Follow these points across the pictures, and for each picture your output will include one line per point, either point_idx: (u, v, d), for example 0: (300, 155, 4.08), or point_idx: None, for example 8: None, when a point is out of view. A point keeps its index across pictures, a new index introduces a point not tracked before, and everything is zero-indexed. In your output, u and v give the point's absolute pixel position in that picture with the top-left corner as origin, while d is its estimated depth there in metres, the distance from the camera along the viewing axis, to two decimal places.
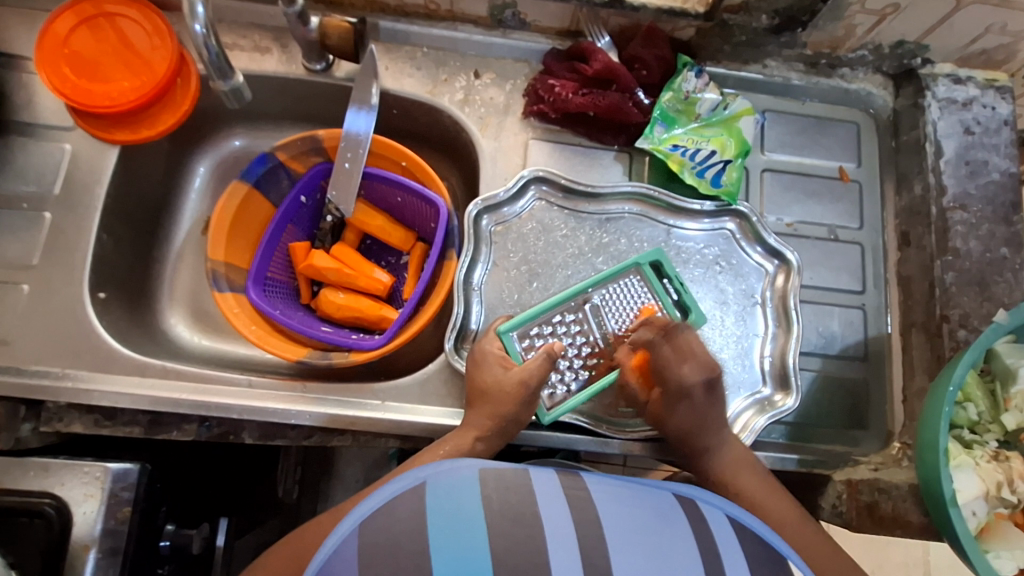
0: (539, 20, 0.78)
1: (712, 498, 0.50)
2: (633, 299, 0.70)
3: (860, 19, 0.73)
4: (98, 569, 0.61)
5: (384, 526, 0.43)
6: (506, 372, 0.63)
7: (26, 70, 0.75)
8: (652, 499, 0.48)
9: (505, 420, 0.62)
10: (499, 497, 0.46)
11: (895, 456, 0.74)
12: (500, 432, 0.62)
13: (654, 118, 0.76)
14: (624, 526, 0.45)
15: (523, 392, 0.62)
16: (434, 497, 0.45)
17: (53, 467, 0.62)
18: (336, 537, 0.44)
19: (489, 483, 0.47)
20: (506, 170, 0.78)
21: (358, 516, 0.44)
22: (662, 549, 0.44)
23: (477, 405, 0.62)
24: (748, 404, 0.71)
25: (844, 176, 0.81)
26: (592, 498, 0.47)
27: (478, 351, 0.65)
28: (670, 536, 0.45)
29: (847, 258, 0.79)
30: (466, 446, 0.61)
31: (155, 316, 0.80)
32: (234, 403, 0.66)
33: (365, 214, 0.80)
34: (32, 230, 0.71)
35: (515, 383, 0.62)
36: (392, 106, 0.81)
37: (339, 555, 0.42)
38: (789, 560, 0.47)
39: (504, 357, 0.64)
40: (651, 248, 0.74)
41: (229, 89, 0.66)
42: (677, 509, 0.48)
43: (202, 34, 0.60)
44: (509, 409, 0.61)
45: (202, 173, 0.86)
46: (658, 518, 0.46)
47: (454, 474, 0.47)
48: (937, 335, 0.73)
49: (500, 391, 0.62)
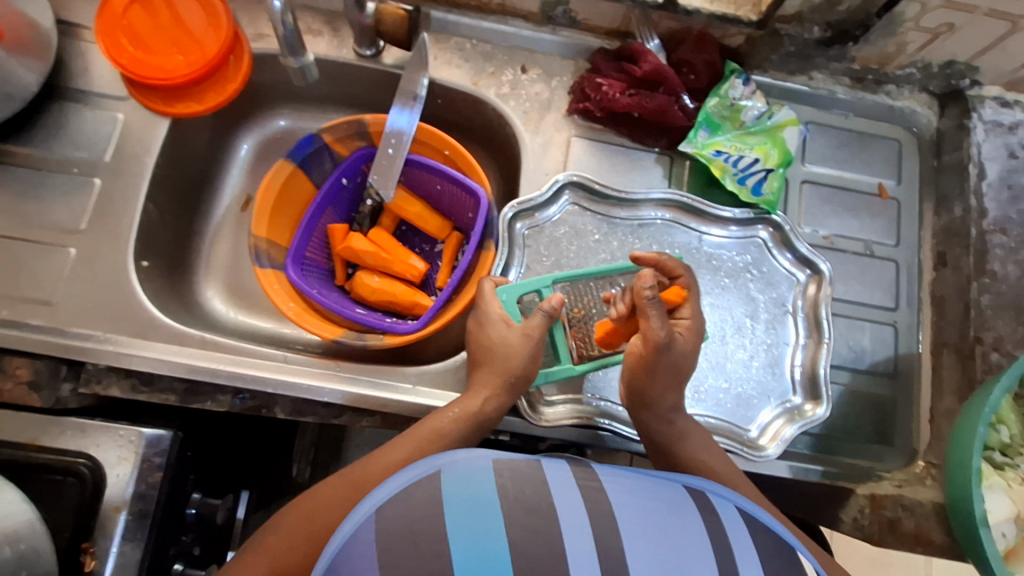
0: (589, 18, 0.78)
1: (723, 490, 0.51)
2: (586, 342, 0.69)
3: (912, 37, 0.74)
4: (129, 530, 0.62)
5: (401, 511, 0.43)
6: (510, 329, 0.64)
7: (84, 38, 0.76)
8: (664, 492, 0.48)
9: (515, 376, 0.62)
10: (513, 486, 0.46)
11: (919, 474, 0.75)
12: (511, 391, 0.62)
13: (699, 122, 0.77)
14: (634, 514, 0.45)
15: (528, 345, 0.63)
16: (448, 483, 0.46)
17: (90, 428, 0.64)
18: (353, 521, 0.44)
19: (504, 473, 0.47)
20: (548, 166, 0.78)
21: (374, 503, 0.44)
22: (675, 539, 0.44)
23: (483, 365, 0.63)
24: (777, 413, 0.72)
25: (883, 193, 0.81)
26: (605, 490, 0.47)
27: (482, 313, 0.66)
28: (685, 528, 0.45)
29: (881, 274, 0.79)
30: (476, 407, 0.61)
31: (191, 288, 0.81)
32: (271, 377, 0.67)
33: (404, 200, 0.81)
34: (81, 196, 0.72)
35: (519, 336, 0.63)
36: (437, 96, 0.82)
37: (358, 539, 0.43)
38: (801, 556, 0.48)
39: (506, 316, 0.65)
40: (591, 363, 0.67)
41: (298, 66, 0.70)
42: (688, 502, 0.48)
43: (279, 11, 0.62)
44: (518, 364, 0.62)
45: (246, 150, 0.87)
46: (674, 512, 0.47)
47: (469, 463, 0.47)
48: (970, 356, 0.74)
49: (505, 347, 0.63)
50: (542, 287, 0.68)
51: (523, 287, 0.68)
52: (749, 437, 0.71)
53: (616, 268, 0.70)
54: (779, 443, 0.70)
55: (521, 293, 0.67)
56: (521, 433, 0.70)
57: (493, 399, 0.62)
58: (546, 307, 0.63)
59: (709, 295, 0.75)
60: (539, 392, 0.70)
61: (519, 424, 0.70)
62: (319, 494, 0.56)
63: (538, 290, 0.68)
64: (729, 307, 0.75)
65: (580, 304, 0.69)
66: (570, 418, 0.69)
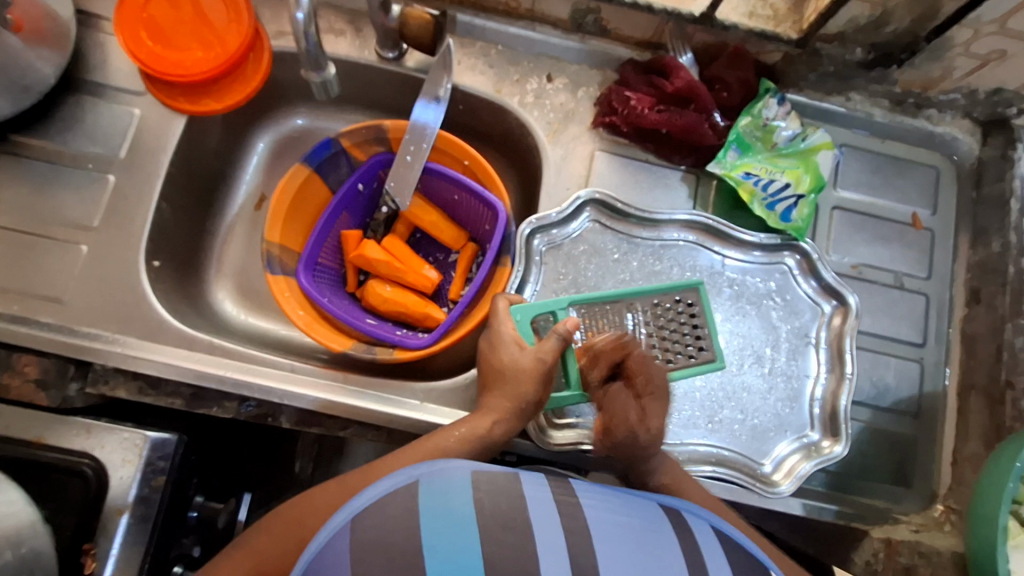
0: (620, 28, 0.75)
1: (698, 509, 0.49)
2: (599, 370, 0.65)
3: (960, 62, 0.71)
4: (130, 534, 0.61)
5: (376, 522, 0.42)
6: (522, 352, 0.61)
7: (104, 30, 0.75)
8: (639, 510, 0.47)
9: (524, 402, 0.60)
10: (490, 500, 0.44)
11: (937, 518, 0.72)
12: (521, 417, 0.60)
13: (729, 141, 0.74)
14: (611, 531, 0.44)
15: (540, 369, 0.59)
16: (426, 494, 0.44)
17: (95, 429, 0.63)
18: (327, 530, 0.42)
19: (481, 485, 0.45)
20: (569, 179, 0.76)
21: (351, 510, 0.43)
22: (647, 554, 0.43)
23: (496, 388, 0.61)
24: (794, 448, 0.70)
25: (917, 224, 0.78)
26: (581, 505, 0.46)
27: (494, 333, 0.64)
28: (659, 544, 0.44)
29: (910, 309, 0.76)
30: (483, 430, 0.59)
31: (202, 289, 0.80)
32: (278, 386, 0.66)
33: (421, 208, 0.79)
34: (95, 191, 0.71)
35: (532, 360, 0.60)
36: (459, 101, 0.79)
37: (332, 549, 0.41)
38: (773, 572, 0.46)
39: (519, 338, 0.62)
40: None
41: (320, 80, 0.67)
42: (663, 521, 0.47)
43: (302, 23, 0.61)
44: (529, 390, 0.59)
45: (261, 149, 0.85)
46: (648, 529, 0.45)
47: (446, 474, 0.46)
48: (1000, 401, 0.71)
49: (516, 371, 0.60)
50: (558, 308, 0.65)
51: (537, 307, 0.65)
52: (762, 472, 0.69)
53: (633, 291, 0.67)
54: (794, 479, 0.68)
55: (534, 314, 0.65)
56: (527, 454, 0.69)
57: (503, 423, 0.60)
58: (561, 331, 0.60)
59: (730, 322, 0.73)
60: (547, 415, 0.68)
61: (526, 446, 0.68)
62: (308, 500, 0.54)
63: (552, 312, 0.65)
64: (749, 335, 0.72)
65: (595, 330, 0.65)
66: (579, 442, 0.67)
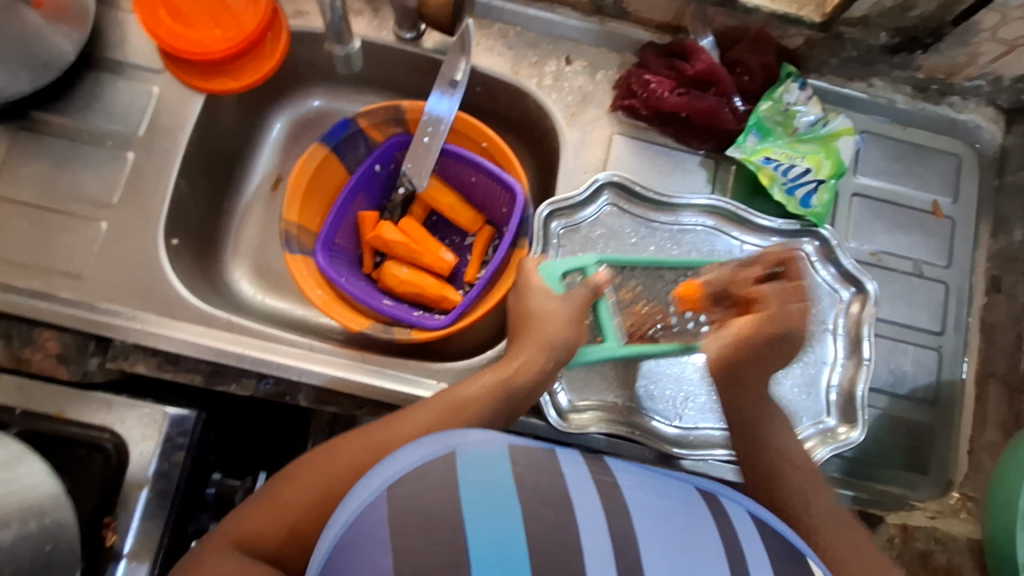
0: (640, 10, 0.75)
1: (735, 495, 0.48)
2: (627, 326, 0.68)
3: (986, 48, 0.70)
4: (150, 508, 0.62)
5: (415, 492, 0.41)
6: (551, 299, 0.63)
7: (122, 8, 0.75)
8: (678, 493, 0.47)
9: (554, 343, 0.61)
10: (530, 475, 0.44)
11: (952, 505, 0.72)
12: (551, 358, 0.61)
13: (749, 126, 0.73)
14: (649, 516, 0.44)
15: (569, 315, 0.63)
16: (464, 468, 0.43)
17: (117, 404, 0.63)
18: (362, 499, 0.42)
19: (519, 458, 0.44)
20: (587, 163, 0.75)
21: (388, 477, 0.42)
22: (688, 542, 0.43)
23: (525, 333, 0.62)
24: (810, 434, 0.69)
25: (937, 212, 0.77)
26: (620, 486, 0.45)
27: (521, 285, 0.65)
28: (698, 531, 0.44)
29: (928, 297, 0.76)
30: (510, 376, 0.59)
31: (219, 269, 0.80)
32: (295, 364, 0.67)
33: (438, 190, 0.79)
34: (114, 169, 0.71)
35: (562, 306, 0.63)
36: (477, 83, 0.79)
37: (367, 518, 0.41)
38: (811, 561, 0.46)
39: (548, 286, 0.65)
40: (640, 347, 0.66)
41: (343, 54, 0.70)
42: (702, 505, 0.46)
43: None
44: (560, 331, 0.61)
45: (278, 129, 0.85)
46: (687, 514, 0.45)
47: (483, 445, 0.45)
48: (1019, 390, 0.71)
49: (548, 314, 0.62)
50: (587, 264, 0.68)
51: (567, 263, 0.67)
52: None
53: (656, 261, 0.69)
54: None
55: (566, 269, 0.67)
56: (543, 437, 0.68)
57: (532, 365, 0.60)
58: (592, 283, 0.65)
59: None
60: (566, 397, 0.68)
61: (542, 427, 0.68)
62: (334, 457, 0.53)
63: (582, 268, 0.68)
64: None
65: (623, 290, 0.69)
66: (596, 424, 0.67)
